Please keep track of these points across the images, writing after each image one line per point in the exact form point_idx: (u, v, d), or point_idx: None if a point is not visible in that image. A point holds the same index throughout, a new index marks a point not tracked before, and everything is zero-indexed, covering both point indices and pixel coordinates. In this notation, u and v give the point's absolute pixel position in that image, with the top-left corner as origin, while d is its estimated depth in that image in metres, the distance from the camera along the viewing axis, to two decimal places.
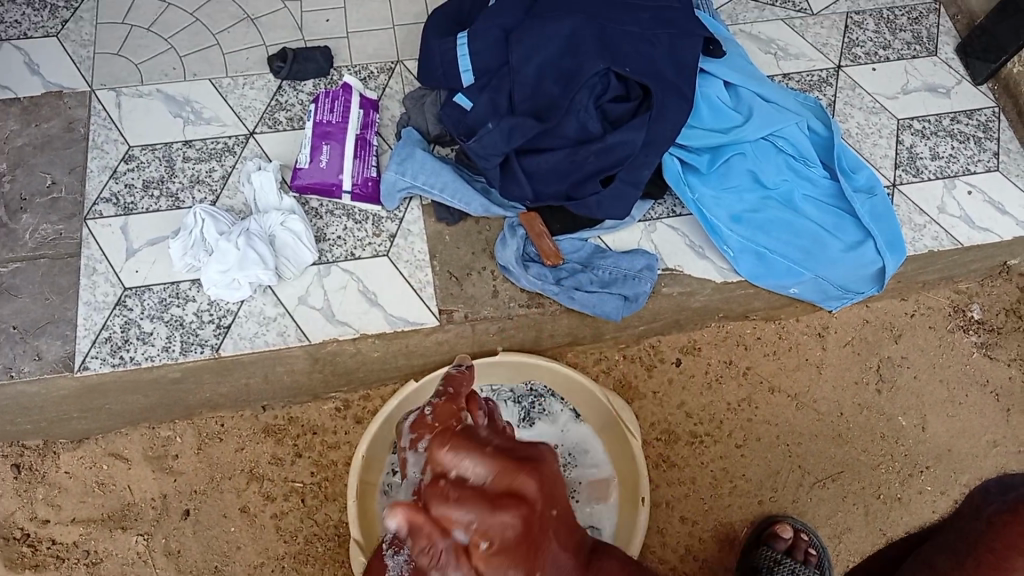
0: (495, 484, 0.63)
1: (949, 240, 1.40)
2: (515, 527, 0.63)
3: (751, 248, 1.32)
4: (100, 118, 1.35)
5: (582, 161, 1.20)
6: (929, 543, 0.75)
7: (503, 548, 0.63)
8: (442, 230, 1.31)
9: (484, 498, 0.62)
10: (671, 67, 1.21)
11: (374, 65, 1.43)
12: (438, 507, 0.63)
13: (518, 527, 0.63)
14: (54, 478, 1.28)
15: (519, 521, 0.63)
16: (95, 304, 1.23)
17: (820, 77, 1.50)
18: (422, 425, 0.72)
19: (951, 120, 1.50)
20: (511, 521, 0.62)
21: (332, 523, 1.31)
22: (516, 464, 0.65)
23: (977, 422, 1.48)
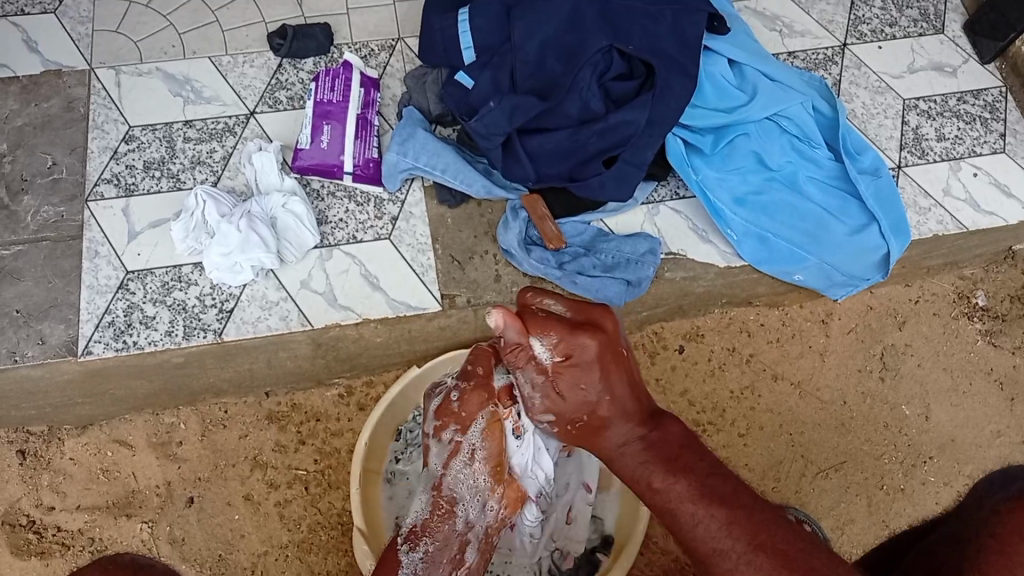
0: (576, 316, 0.81)
1: (953, 224, 1.39)
2: (593, 348, 0.78)
3: (754, 232, 1.32)
4: (100, 97, 1.35)
5: (585, 139, 1.20)
6: (931, 539, 0.70)
7: (582, 365, 0.78)
8: (444, 213, 1.31)
9: (568, 322, 0.79)
10: (675, 43, 1.20)
11: (375, 42, 1.43)
12: (531, 318, 0.79)
13: (596, 348, 0.78)
14: (59, 465, 1.29)
15: (597, 345, 0.78)
16: (98, 288, 1.24)
17: (826, 56, 1.49)
18: (444, 414, 0.92)
19: (957, 100, 1.49)
20: (590, 343, 0.78)
21: (335, 511, 1.30)
22: (596, 308, 0.82)
23: (980, 412, 1.47)
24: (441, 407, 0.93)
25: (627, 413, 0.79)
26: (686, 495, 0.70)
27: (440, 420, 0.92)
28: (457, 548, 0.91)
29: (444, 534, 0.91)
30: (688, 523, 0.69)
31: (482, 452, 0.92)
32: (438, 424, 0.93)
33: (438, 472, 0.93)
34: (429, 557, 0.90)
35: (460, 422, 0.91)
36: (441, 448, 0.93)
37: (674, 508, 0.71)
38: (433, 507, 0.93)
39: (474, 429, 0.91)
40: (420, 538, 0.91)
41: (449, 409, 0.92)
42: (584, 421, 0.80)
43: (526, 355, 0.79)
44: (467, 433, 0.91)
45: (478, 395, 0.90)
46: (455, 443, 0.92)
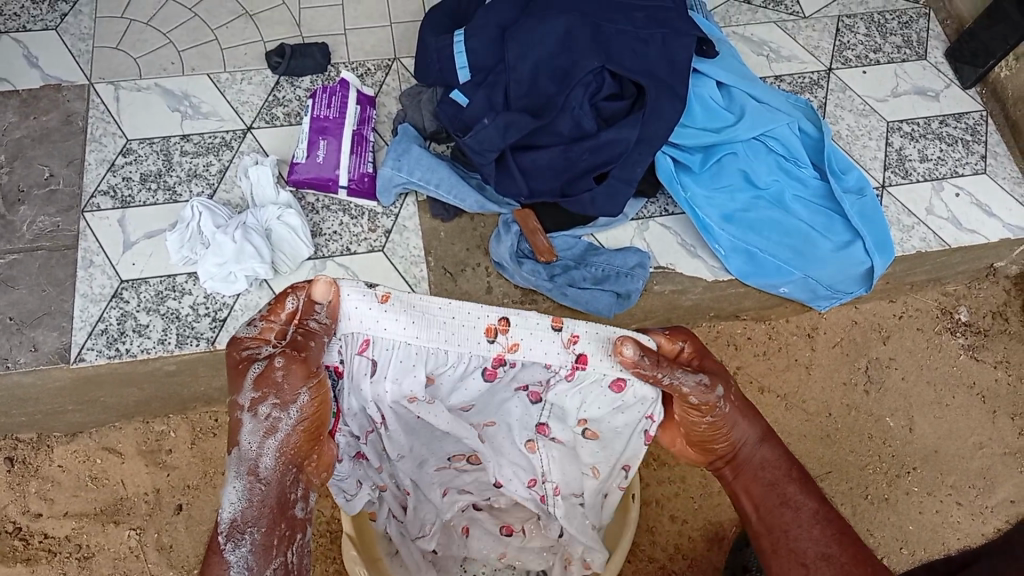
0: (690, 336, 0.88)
1: (936, 242, 1.42)
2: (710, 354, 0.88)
3: (742, 248, 1.34)
4: (98, 111, 1.36)
5: (575, 157, 1.22)
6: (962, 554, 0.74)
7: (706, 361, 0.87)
8: (437, 226, 1.33)
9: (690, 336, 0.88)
10: (665, 65, 1.23)
11: (371, 61, 1.45)
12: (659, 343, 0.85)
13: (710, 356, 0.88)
14: (47, 472, 1.30)
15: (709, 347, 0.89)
16: (91, 297, 1.24)
17: (812, 79, 1.52)
18: (265, 385, 0.75)
19: (940, 123, 1.52)
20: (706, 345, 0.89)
21: (325, 520, 1.33)
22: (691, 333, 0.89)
23: (963, 424, 1.49)
24: (262, 376, 0.76)
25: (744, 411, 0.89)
26: (813, 498, 0.86)
27: (259, 391, 0.76)
28: (286, 522, 0.80)
29: (266, 521, 0.78)
30: (805, 515, 0.85)
31: (302, 425, 0.78)
32: (253, 396, 0.76)
33: (253, 455, 0.77)
34: (260, 543, 0.78)
35: (281, 397, 0.76)
36: (254, 427, 0.76)
37: (797, 499, 0.86)
38: (252, 491, 0.78)
39: (295, 405, 0.76)
40: (245, 530, 0.78)
41: (271, 380, 0.75)
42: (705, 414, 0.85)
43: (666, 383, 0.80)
44: (289, 409, 0.76)
45: (303, 365, 0.75)
46: (268, 425, 0.77)
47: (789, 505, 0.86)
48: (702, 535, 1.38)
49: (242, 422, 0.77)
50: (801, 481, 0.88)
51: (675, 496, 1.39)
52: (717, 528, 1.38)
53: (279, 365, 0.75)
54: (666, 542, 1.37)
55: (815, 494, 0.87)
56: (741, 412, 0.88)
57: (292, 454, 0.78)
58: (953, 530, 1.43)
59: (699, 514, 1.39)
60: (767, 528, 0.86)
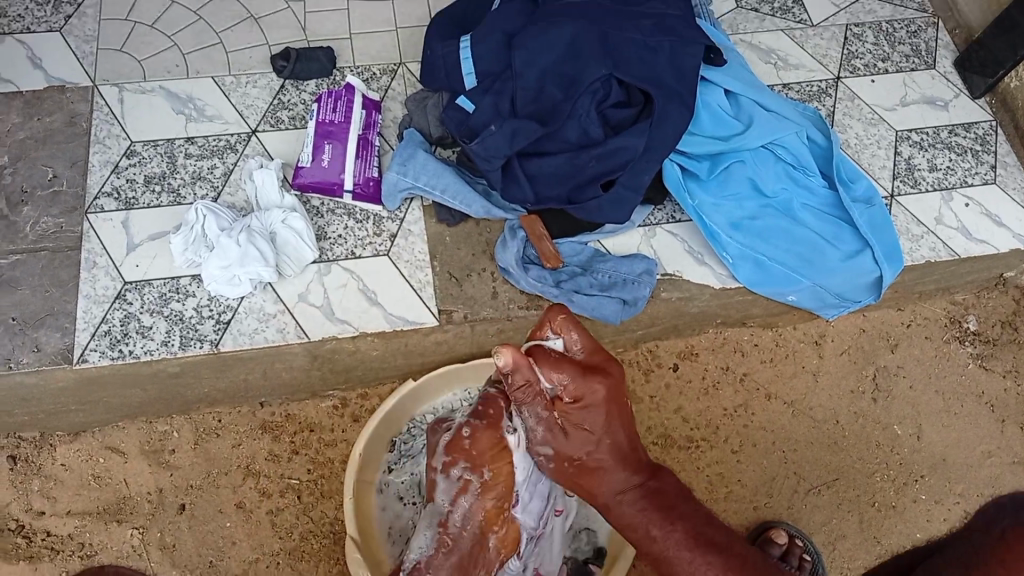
0: (587, 357, 0.97)
1: (946, 251, 1.40)
2: (604, 390, 0.95)
3: (750, 256, 1.33)
4: (102, 114, 1.36)
5: (583, 165, 1.21)
6: None
7: (591, 403, 0.95)
8: (443, 232, 1.32)
9: (576, 366, 0.94)
10: (673, 74, 1.22)
11: (377, 66, 1.44)
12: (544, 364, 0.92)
13: (605, 390, 0.95)
14: (50, 470, 1.32)
15: (604, 388, 0.95)
16: (95, 298, 1.23)
17: (820, 88, 1.51)
18: (458, 449, 1.01)
19: (949, 133, 1.51)
20: (598, 388, 0.94)
21: (327, 520, 1.36)
22: (589, 374, 0.94)
23: (972, 432, 1.48)
24: (454, 444, 1.01)
25: (622, 460, 0.99)
26: (682, 544, 0.93)
27: (452, 457, 1.01)
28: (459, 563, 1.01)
29: (450, 568, 1.00)
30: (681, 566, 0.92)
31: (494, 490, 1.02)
32: (445, 459, 1.01)
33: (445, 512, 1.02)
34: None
35: (471, 460, 1.01)
36: (447, 486, 1.01)
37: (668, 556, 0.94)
38: (438, 543, 1.02)
39: (485, 469, 1.01)
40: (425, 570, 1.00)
41: (459, 446, 1.01)
42: (579, 462, 0.99)
43: (532, 393, 0.93)
44: (478, 472, 1.01)
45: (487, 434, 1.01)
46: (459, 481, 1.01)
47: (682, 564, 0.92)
48: None
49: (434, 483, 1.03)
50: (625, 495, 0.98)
51: None
52: None
53: (467, 437, 1.01)
54: None
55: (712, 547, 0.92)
56: (609, 462, 0.99)
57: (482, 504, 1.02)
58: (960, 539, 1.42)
59: None
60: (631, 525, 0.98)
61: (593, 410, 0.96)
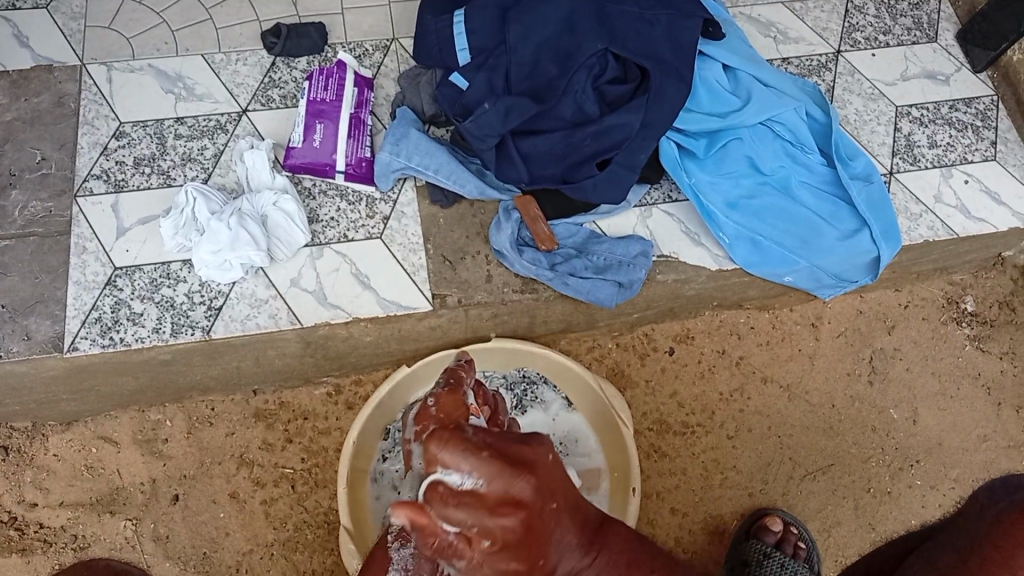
0: (491, 488, 0.61)
1: (944, 230, 1.39)
2: (516, 527, 0.62)
3: (747, 236, 1.31)
4: (90, 93, 1.33)
5: (579, 142, 1.18)
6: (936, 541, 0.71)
7: (507, 544, 0.63)
8: (436, 213, 1.30)
9: (483, 503, 0.61)
10: (670, 47, 1.20)
11: (369, 41, 1.42)
12: (438, 507, 0.61)
13: (519, 528, 0.62)
14: (42, 461, 1.33)
15: (531, 487, 0.63)
16: (85, 284, 1.21)
17: (820, 62, 1.49)
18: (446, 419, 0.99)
19: (950, 109, 1.49)
20: (525, 485, 0.63)
21: (322, 510, 1.37)
22: (513, 467, 0.63)
23: (967, 415, 1.48)
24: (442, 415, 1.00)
25: (581, 541, 0.71)
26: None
27: None
28: None
29: None
30: None
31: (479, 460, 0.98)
32: None
33: None
34: None
35: (457, 429, 0.98)
36: None
37: None
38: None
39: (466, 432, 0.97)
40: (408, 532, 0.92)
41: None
42: (509, 554, 0.67)
43: (439, 543, 0.63)
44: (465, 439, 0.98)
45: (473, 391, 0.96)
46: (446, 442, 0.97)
47: None
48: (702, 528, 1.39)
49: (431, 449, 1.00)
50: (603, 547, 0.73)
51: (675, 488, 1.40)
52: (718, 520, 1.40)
53: (462, 399, 0.96)
54: (666, 534, 1.38)
55: None
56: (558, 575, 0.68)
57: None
58: None
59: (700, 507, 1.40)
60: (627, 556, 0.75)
61: (532, 452, 0.67)
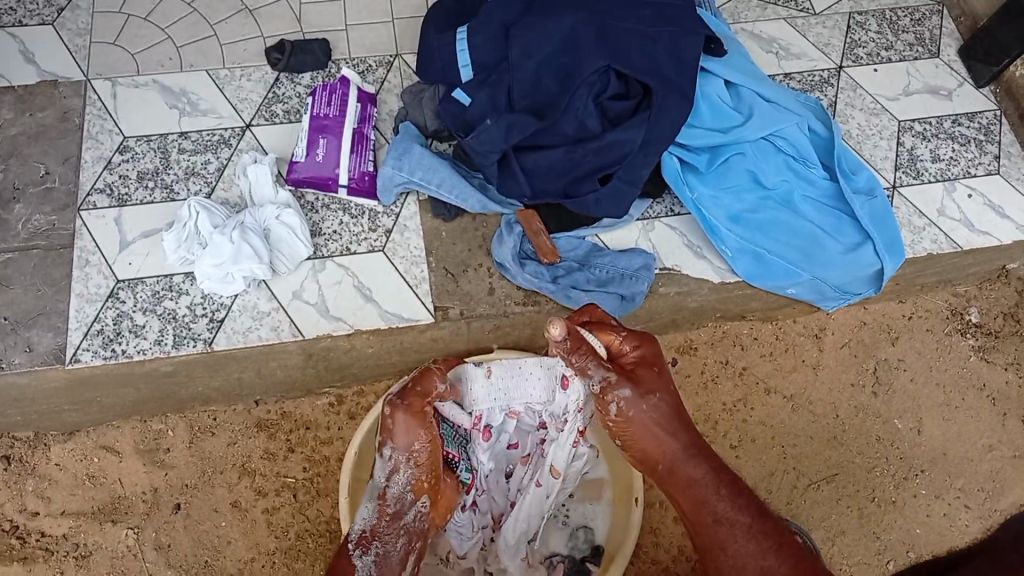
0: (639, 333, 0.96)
1: (948, 244, 1.39)
2: (664, 406, 0.90)
3: (750, 248, 1.31)
4: (95, 109, 1.35)
5: (580, 158, 1.19)
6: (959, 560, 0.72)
7: (642, 364, 0.92)
8: (439, 227, 1.30)
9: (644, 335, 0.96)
10: (671, 65, 1.21)
11: (373, 58, 1.43)
12: (603, 330, 0.95)
13: (665, 404, 0.90)
14: (44, 470, 1.30)
15: (656, 352, 0.94)
16: (87, 297, 1.22)
17: (822, 77, 1.50)
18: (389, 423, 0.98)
19: (952, 123, 1.49)
20: (654, 350, 0.94)
21: (323, 519, 1.33)
22: (648, 338, 0.95)
23: (974, 426, 1.46)
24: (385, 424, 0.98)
25: (672, 417, 0.89)
26: (747, 508, 0.83)
27: (384, 437, 0.97)
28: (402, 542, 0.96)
29: (395, 540, 0.96)
30: (742, 535, 0.81)
31: (420, 463, 0.98)
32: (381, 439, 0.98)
33: (382, 485, 0.98)
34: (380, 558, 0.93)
35: (401, 439, 0.97)
36: (384, 463, 0.97)
37: (726, 516, 0.83)
38: (380, 513, 0.97)
39: (408, 442, 0.97)
40: (372, 541, 0.94)
41: (388, 426, 0.97)
42: (618, 420, 0.90)
43: (585, 355, 0.91)
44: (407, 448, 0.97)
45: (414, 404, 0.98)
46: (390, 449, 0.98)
47: (723, 522, 0.83)
48: None
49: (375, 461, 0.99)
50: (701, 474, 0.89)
51: None
52: None
53: (389, 411, 0.97)
54: (670, 543, 1.34)
55: (763, 517, 0.83)
56: (650, 420, 0.89)
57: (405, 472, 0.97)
58: (962, 534, 1.41)
59: None
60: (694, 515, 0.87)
61: (647, 378, 0.91)
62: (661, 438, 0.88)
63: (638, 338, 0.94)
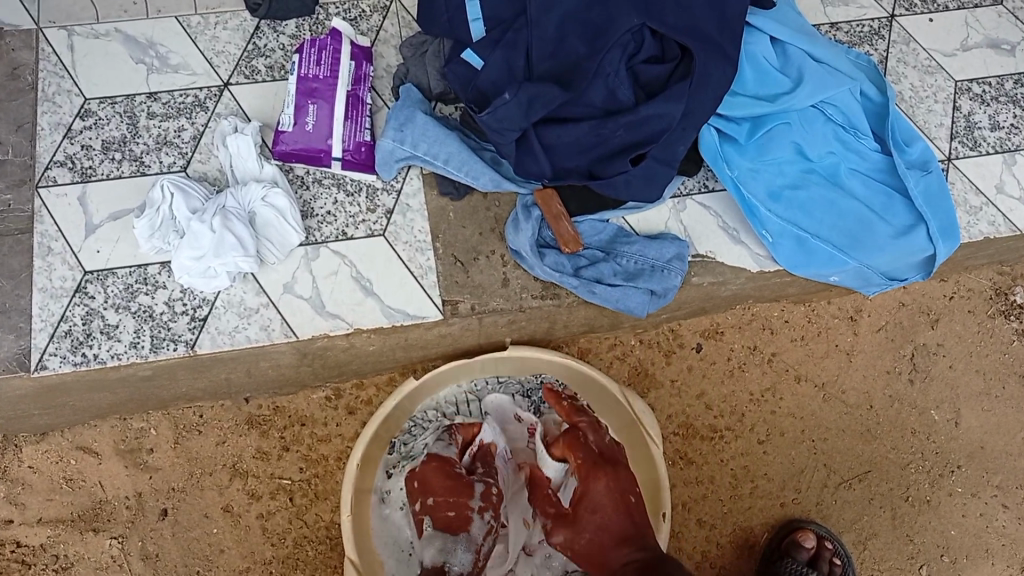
0: (590, 459, 1.07)
1: (1005, 226, 1.26)
2: (598, 527, 1.02)
3: (793, 233, 1.18)
4: (49, 64, 1.16)
5: (609, 134, 1.03)
6: None
7: (586, 497, 1.04)
8: (446, 205, 1.16)
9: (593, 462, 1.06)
10: (713, 20, 1.05)
11: (365, 2, 1.24)
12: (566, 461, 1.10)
13: (601, 531, 1.01)
14: (17, 474, 1.22)
15: (603, 479, 1.04)
16: (53, 292, 1.07)
17: (871, 28, 1.33)
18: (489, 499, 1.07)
19: (1014, 84, 1.34)
20: (597, 479, 1.04)
21: (323, 524, 1.26)
22: (594, 468, 1.05)
23: (1012, 417, 1.38)
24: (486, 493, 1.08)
25: (615, 539, 1.00)
26: None
27: (484, 501, 1.07)
28: None
29: None
30: None
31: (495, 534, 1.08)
32: (480, 503, 1.06)
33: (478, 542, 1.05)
34: None
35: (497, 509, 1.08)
36: (482, 524, 1.06)
37: None
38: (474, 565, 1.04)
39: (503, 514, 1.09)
40: None
41: (490, 496, 1.08)
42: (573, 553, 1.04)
43: (547, 504, 1.10)
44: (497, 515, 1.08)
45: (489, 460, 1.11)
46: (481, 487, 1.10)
47: None
48: (732, 540, 1.30)
49: (472, 519, 1.05)
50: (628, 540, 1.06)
51: (702, 498, 1.31)
52: (747, 533, 1.31)
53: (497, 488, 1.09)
54: (693, 548, 1.29)
55: None
56: (579, 534, 1.03)
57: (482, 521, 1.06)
58: (998, 535, 1.35)
59: (729, 519, 1.31)
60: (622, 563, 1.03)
61: (587, 509, 1.03)
62: (606, 559, 1.00)
63: (585, 470, 1.05)
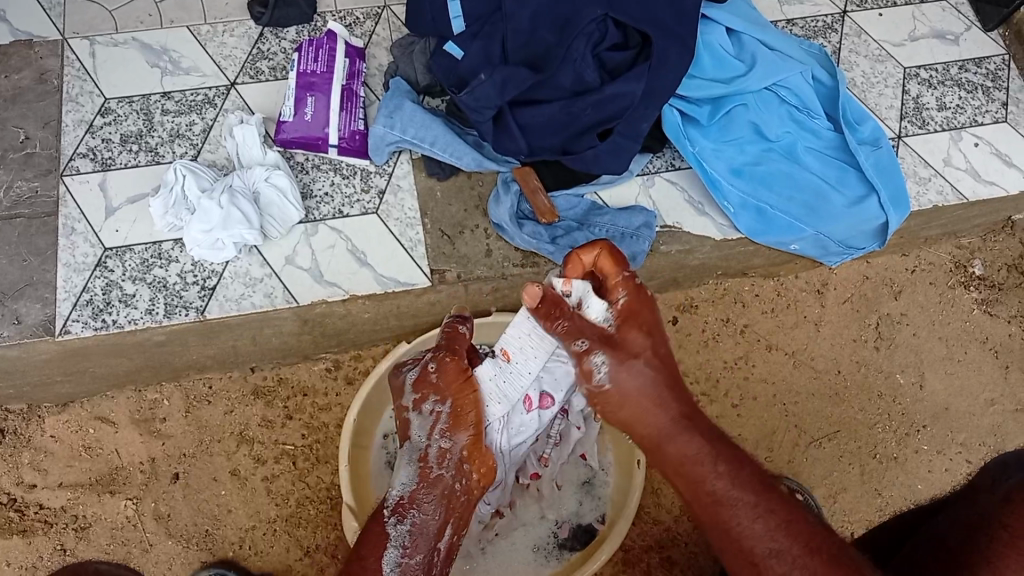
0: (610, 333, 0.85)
1: (953, 195, 1.36)
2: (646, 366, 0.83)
3: (752, 205, 1.28)
4: (74, 68, 1.28)
5: (577, 112, 1.15)
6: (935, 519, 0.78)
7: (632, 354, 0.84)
8: (433, 185, 1.26)
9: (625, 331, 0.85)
10: (671, 11, 1.15)
11: (360, 9, 1.36)
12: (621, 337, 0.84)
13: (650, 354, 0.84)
14: (40, 442, 1.27)
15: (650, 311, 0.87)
16: (75, 266, 1.18)
17: (825, 23, 1.44)
18: (424, 387, 0.94)
19: (959, 69, 1.44)
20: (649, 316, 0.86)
21: (323, 486, 1.30)
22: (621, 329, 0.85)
23: (975, 380, 1.46)
24: (418, 381, 0.95)
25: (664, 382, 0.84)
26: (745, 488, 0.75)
27: (419, 393, 0.94)
28: (443, 518, 0.92)
29: (437, 509, 0.92)
30: (747, 513, 0.73)
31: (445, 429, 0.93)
32: (414, 396, 0.94)
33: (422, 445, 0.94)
34: (417, 524, 0.91)
35: (438, 394, 0.93)
36: (421, 422, 0.94)
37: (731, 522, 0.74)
38: (419, 476, 0.93)
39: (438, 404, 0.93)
40: (409, 509, 0.91)
41: (425, 383, 0.94)
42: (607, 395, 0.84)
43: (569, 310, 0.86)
44: (440, 408, 0.93)
45: (452, 363, 0.94)
46: (459, 448, 0.93)
47: (722, 501, 0.75)
48: None
49: (410, 420, 0.95)
50: (732, 472, 0.76)
51: None
52: None
53: (430, 367, 0.94)
54: (672, 504, 1.35)
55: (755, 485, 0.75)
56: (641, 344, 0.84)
57: (425, 493, 0.92)
58: None
59: None
60: (710, 521, 0.75)
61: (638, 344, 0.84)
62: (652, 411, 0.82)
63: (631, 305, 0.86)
